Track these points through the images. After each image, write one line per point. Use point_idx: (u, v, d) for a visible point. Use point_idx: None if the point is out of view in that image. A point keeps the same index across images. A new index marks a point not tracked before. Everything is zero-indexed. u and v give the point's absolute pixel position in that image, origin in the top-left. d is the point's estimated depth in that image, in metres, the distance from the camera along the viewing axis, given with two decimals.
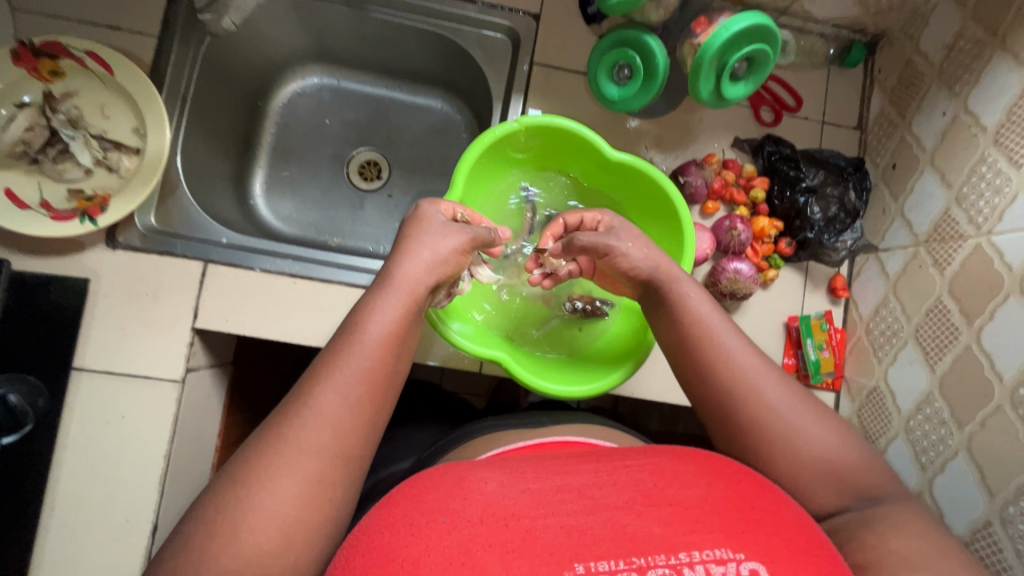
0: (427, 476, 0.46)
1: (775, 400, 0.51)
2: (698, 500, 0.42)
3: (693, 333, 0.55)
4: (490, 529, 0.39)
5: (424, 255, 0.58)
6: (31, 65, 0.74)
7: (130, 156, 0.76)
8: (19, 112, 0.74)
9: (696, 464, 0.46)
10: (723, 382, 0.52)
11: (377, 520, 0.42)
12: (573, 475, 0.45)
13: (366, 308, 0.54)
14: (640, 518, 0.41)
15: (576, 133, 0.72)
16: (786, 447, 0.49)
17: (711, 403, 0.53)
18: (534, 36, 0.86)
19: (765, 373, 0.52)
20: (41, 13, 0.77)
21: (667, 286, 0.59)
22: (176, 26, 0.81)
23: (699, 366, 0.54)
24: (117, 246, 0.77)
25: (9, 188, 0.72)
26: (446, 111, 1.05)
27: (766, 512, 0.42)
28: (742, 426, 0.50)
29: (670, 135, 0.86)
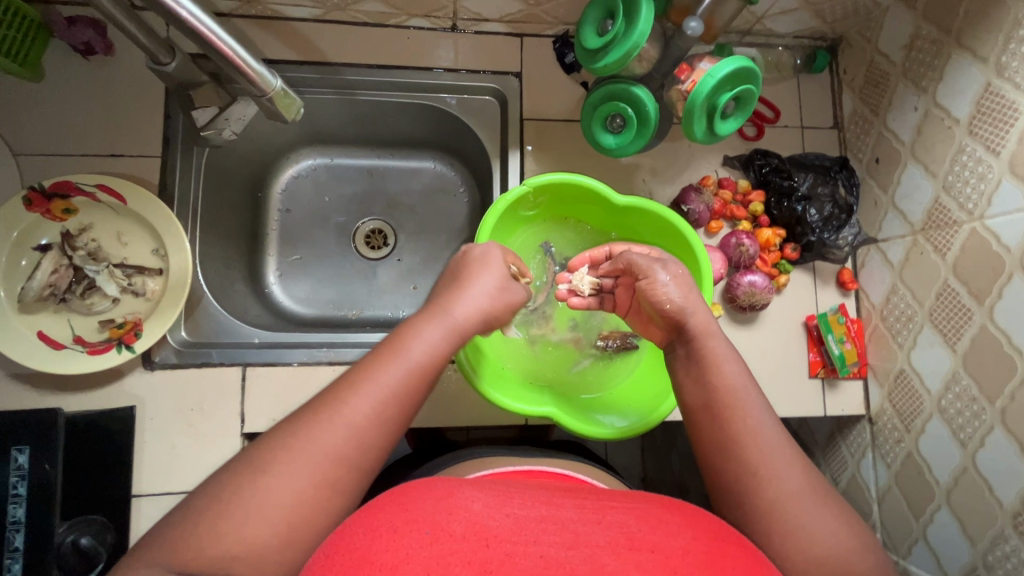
0: (418, 487, 0.46)
1: (790, 484, 0.52)
2: (678, 551, 0.40)
3: (723, 399, 0.57)
4: (472, 546, 0.39)
5: (473, 296, 0.60)
6: (44, 208, 0.75)
7: (154, 277, 0.78)
8: (41, 255, 0.75)
9: (680, 518, 0.45)
10: (744, 453, 0.54)
11: (359, 524, 0.42)
12: (561, 510, 0.46)
13: (415, 337, 0.55)
14: (620, 560, 0.39)
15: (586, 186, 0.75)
16: (794, 534, 0.49)
17: (730, 471, 0.54)
18: (520, 93, 0.90)
19: (785, 456, 0.53)
20: (43, 154, 0.79)
21: (699, 341, 0.62)
22: (176, 142, 0.83)
23: (723, 440, 0.55)
24: (154, 367, 0.78)
25: (42, 331, 0.73)
26: (440, 170, 1.08)
27: (743, 570, 0.40)
28: (757, 503, 0.51)
29: (663, 164, 0.90)
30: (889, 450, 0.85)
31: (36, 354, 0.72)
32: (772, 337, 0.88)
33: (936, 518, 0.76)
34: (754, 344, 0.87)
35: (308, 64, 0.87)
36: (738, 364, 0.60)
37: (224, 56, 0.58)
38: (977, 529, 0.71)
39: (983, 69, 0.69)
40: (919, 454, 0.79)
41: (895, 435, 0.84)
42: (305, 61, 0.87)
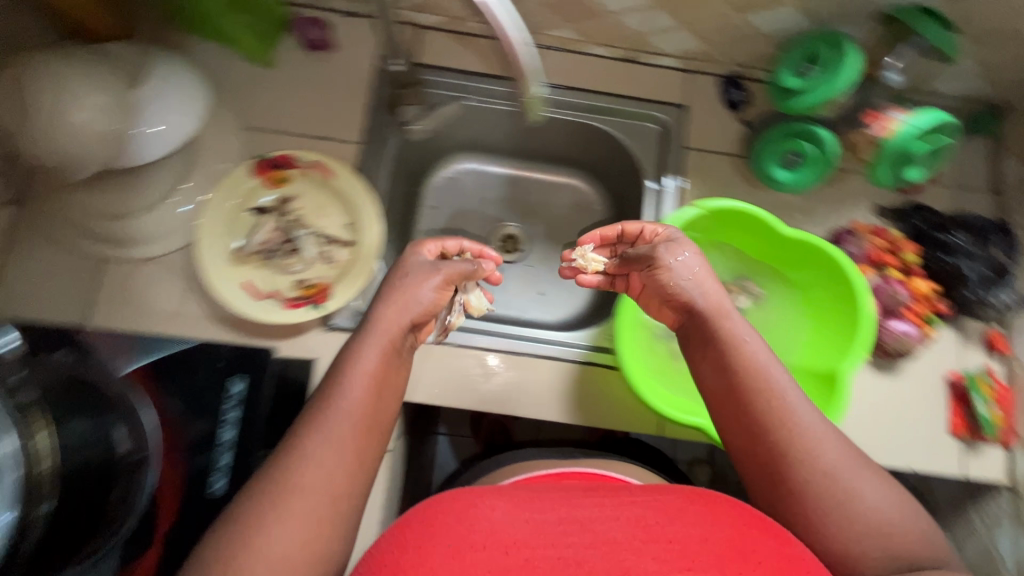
0: (443, 499, 0.52)
1: (831, 459, 0.54)
2: (698, 541, 0.46)
3: (742, 383, 0.59)
4: (492, 554, 0.45)
5: (397, 297, 0.67)
6: (265, 175, 0.87)
7: (345, 248, 0.87)
8: (261, 219, 0.87)
9: (701, 506, 0.51)
10: (779, 434, 0.56)
11: (391, 542, 0.48)
12: (578, 508, 0.51)
13: (350, 364, 0.61)
14: (639, 555, 0.45)
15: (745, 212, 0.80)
16: (845, 513, 0.52)
17: (765, 452, 0.56)
18: (685, 123, 0.96)
19: (817, 426, 0.56)
20: (267, 130, 0.90)
21: (714, 321, 0.63)
22: (374, 132, 0.92)
23: (752, 428, 0.57)
24: (331, 327, 0.82)
25: (250, 281, 0.83)
26: (580, 188, 1.13)
27: (764, 555, 0.46)
28: (793, 489, 0.54)
29: (815, 205, 0.93)
30: None
31: (242, 300, 0.81)
32: (913, 387, 0.88)
33: None
34: (894, 393, 0.87)
35: (495, 77, 0.96)
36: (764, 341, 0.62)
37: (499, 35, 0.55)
38: None
39: None
40: None
41: None
42: (493, 73, 0.96)
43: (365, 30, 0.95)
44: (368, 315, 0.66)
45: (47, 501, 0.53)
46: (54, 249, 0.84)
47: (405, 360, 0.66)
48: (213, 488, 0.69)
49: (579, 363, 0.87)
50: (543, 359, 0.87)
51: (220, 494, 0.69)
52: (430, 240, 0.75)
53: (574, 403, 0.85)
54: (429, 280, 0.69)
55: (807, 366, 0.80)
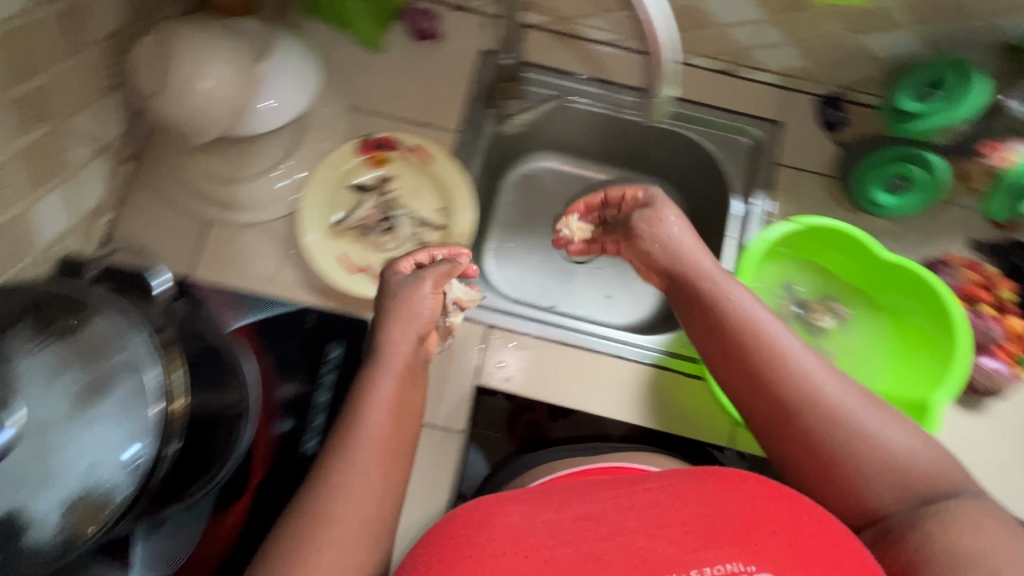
0: (466, 510, 0.53)
1: (834, 398, 0.59)
2: (709, 519, 0.48)
3: (732, 341, 0.64)
4: (513, 561, 0.46)
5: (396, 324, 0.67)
6: (368, 155, 0.90)
7: (436, 232, 0.89)
8: (362, 196, 0.90)
9: (712, 483, 0.52)
10: (782, 386, 0.61)
11: (417, 561, 0.50)
12: (588, 502, 0.52)
13: (370, 394, 0.62)
14: (653, 540, 0.48)
15: (844, 233, 0.79)
16: (856, 449, 0.57)
17: (772, 403, 0.61)
18: (779, 139, 0.95)
19: (816, 369, 0.61)
20: (371, 112, 0.94)
21: (700, 283, 0.69)
22: (472, 123, 0.95)
23: (749, 382, 0.63)
24: None
25: (345, 254, 0.86)
26: (663, 197, 1.07)
27: (777, 521, 0.48)
28: (801, 435, 0.59)
29: (906, 232, 0.92)
30: None
31: (337, 271, 0.84)
32: (997, 429, 0.85)
33: None
34: (977, 432, 0.85)
35: (593, 78, 0.98)
36: (749, 297, 0.67)
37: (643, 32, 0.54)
38: None
39: None
40: None
41: None
42: (591, 74, 0.98)
43: (473, 24, 0.98)
44: (378, 342, 0.67)
45: (175, 441, 0.59)
46: (166, 204, 0.91)
47: (420, 374, 0.68)
48: (305, 447, 0.75)
49: (650, 366, 0.89)
50: (614, 359, 0.90)
51: (312, 452, 0.75)
52: (403, 257, 0.75)
53: (643, 405, 0.87)
54: (423, 293, 0.69)
55: (893, 394, 0.77)
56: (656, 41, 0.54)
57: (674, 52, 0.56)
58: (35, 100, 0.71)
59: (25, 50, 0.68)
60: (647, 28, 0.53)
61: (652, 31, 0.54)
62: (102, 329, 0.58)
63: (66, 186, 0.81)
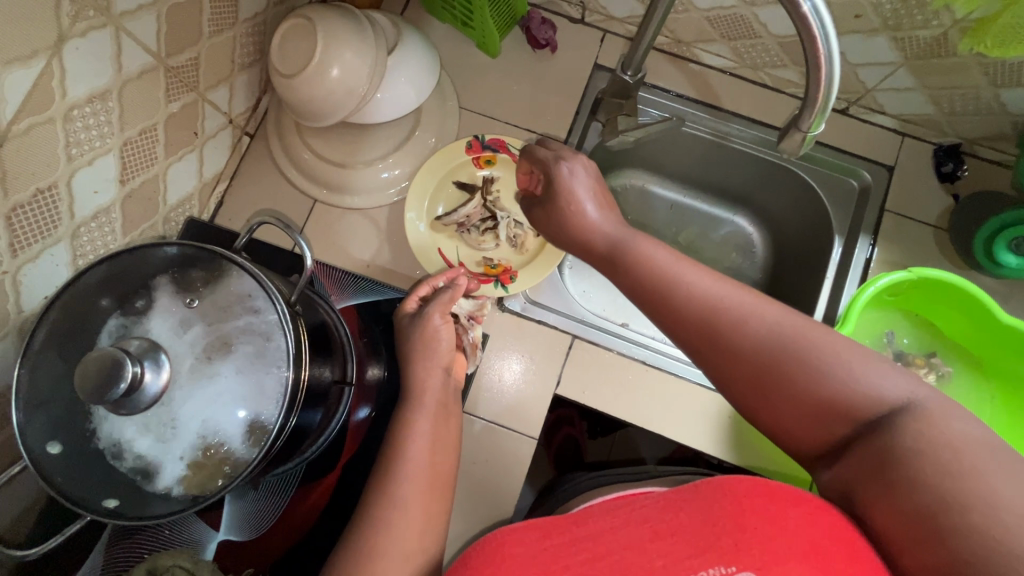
0: (482, 546, 0.50)
1: (762, 330, 0.51)
2: (697, 526, 0.46)
3: (645, 291, 0.58)
4: None
5: (426, 364, 0.72)
6: (476, 155, 0.92)
7: (533, 238, 0.90)
8: (466, 194, 0.92)
9: (700, 491, 0.50)
10: (697, 327, 0.54)
11: None
12: (588, 523, 0.50)
13: (408, 427, 0.64)
14: (645, 555, 0.46)
15: (955, 284, 0.76)
16: (798, 376, 0.48)
17: (703, 344, 0.54)
18: (886, 186, 0.94)
19: (734, 297, 0.53)
20: (481, 115, 0.97)
21: (615, 238, 0.65)
22: (576, 134, 0.97)
23: (672, 331, 0.56)
24: (504, 309, 0.90)
25: (443, 249, 0.89)
26: (741, 228, 1.11)
27: (764, 520, 0.45)
28: (741, 380, 0.51)
29: (1019, 297, 0.89)
30: None
31: (436, 265, 0.87)
32: None
33: None
34: None
35: (702, 103, 0.98)
36: (656, 244, 0.62)
37: (811, 68, 0.53)
38: None
39: None
40: None
41: None
42: (700, 100, 0.98)
43: (589, 38, 0.99)
44: (409, 381, 0.71)
45: (295, 413, 0.60)
46: (277, 180, 0.94)
47: (452, 408, 0.71)
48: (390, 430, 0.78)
49: None
50: (699, 387, 0.88)
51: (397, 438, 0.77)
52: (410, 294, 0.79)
53: (721, 439, 0.86)
54: (432, 328, 0.74)
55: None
56: (823, 76, 0.53)
57: (833, 96, 0.55)
58: (182, 73, 0.75)
59: (178, 25, 0.72)
60: (820, 62, 0.52)
61: (822, 66, 0.52)
62: (241, 290, 0.60)
63: (197, 153, 0.85)
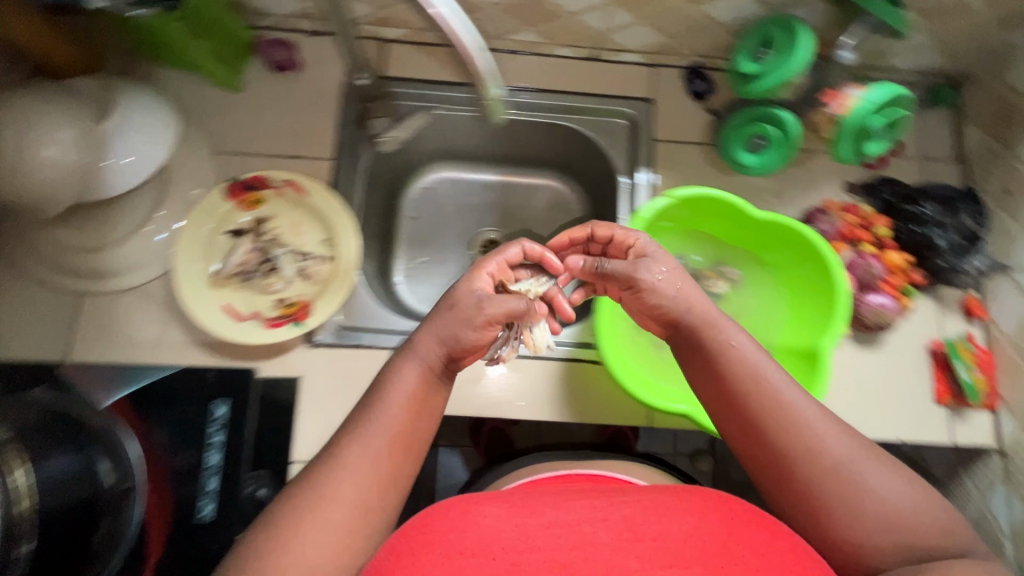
0: (440, 508, 0.53)
1: (845, 455, 0.54)
2: (682, 539, 0.48)
3: (738, 391, 0.59)
4: (478, 561, 0.46)
5: (414, 366, 0.63)
6: (238, 197, 0.87)
7: (323, 264, 0.87)
8: (237, 241, 0.86)
9: (685, 502, 0.53)
10: (786, 437, 0.56)
11: (389, 549, 0.50)
12: (566, 510, 0.52)
13: (390, 380, 0.62)
14: (623, 553, 0.47)
15: (716, 198, 0.80)
16: (840, 493, 0.52)
17: (784, 453, 0.55)
18: (651, 116, 0.97)
19: (820, 416, 0.56)
20: (240, 154, 0.91)
21: (701, 330, 0.64)
22: (347, 146, 0.93)
23: (752, 431, 0.58)
24: (315, 344, 0.85)
25: (230, 304, 0.83)
26: (557, 188, 1.15)
27: (749, 547, 0.47)
28: (804, 493, 0.54)
29: (787, 186, 0.95)
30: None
31: (223, 323, 0.81)
32: (895, 361, 0.89)
33: None
34: (877, 366, 0.88)
35: (464, 85, 0.98)
36: (745, 335, 0.63)
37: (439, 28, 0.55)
38: None
39: None
40: None
41: None
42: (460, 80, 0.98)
43: (332, 48, 0.96)
44: (409, 340, 0.66)
45: (27, 542, 0.60)
46: (32, 284, 0.84)
47: (443, 386, 0.65)
48: (200, 514, 0.70)
49: (563, 360, 0.88)
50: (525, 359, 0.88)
51: (210, 519, 0.70)
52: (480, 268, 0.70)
53: (567, 401, 0.87)
54: (470, 320, 0.65)
55: (788, 345, 0.81)
56: (452, 34, 0.55)
57: (480, 50, 0.57)
58: None
59: None
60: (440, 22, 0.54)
61: (452, 31, 0.55)
62: None
63: None
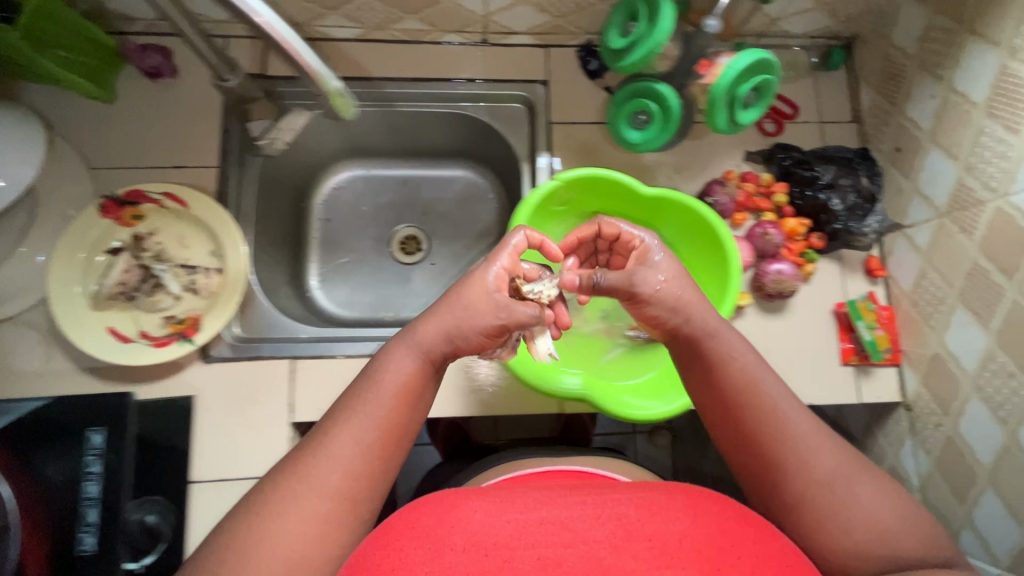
0: (424, 503, 0.52)
1: (831, 471, 0.54)
2: (676, 537, 0.46)
3: (734, 398, 0.59)
4: (470, 557, 0.45)
5: (390, 378, 0.58)
6: (116, 214, 0.83)
7: (212, 276, 0.84)
8: (114, 258, 0.82)
9: (682, 501, 0.51)
10: (780, 449, 0.55)
11: (375, 543, 0.47)
12: (560, 507, 0.51)
13: (382, 366, 0.59)
14: (617, 553, 0.45)
15: (608, 179, 0.79)
16: (825, 506, 0.52)
17: (776, 463, 0.55)
18: (547, 99, 0.95)
19: (811, 431, 0.56)
20: (119, 168, 0.87)
21: (701, 339, 0.63)
22: (233, 153, 0.91)
23: (746, 439, 0.57)
24: (211, 360, 0.83)
25: (114, 327, 0.80)
26: (471, 179, 1.13)
27: (744, 549, 0.46)
28: (789, 501, 0.54)
29: (687, 160, 0.94)
30: (928, 435, 0.84)
31: (107, 346, 0.78)
32: (800, 327, 0.89)
33: (981, 501, 0.75)
34: (783, 333, 0.88)
35: (350, 79, 0.94)
36: (743, 342, 0.62)
37: (262, 31, 0.57)
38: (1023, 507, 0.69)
39: (997, 53, 0.72)
40: (960, 438, 0.79)
41: (933, 419, 0.83)
42: (347, 75, 0.94)
43: None
44: (406, 328, 0.62)
45: None
46: None
47: (432, 385, 0.62)
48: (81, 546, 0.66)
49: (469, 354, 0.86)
50: None
51: (92, 552, 0.66)
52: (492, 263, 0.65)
53: (474, 394, 0.86)
54: (474, 323, 0.61)
55: None
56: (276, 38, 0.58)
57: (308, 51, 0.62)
58: None
59: None
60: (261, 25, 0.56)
61: (275, 34, 0.58)
62: None
63: None
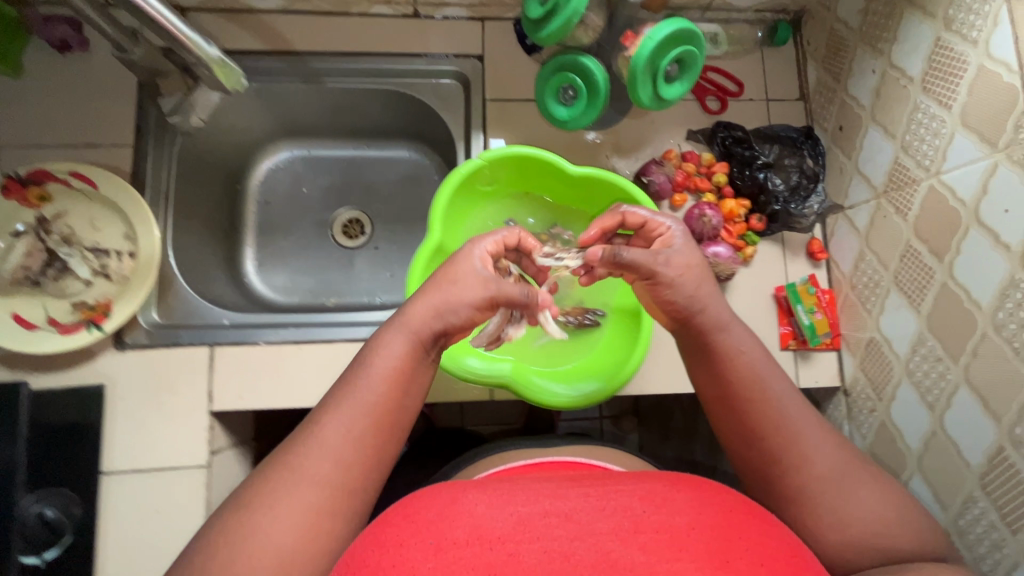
0: (419, 496, 0.46)
1: (829, 469, 0.54)
2: (685, 529, 0.41)
3: (740, 391, 0.58)
4: (475, 550, 0.39)
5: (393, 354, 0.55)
6: (20, 194, 0.79)
7: (125, 260, 0.80)
8: (16, 241, 0.78)
9: (689, 492, 0.45)
10: (783, 444, 0.55)
11: (368, 540, 0.41)
12: (564, 498, 0.45)
13: (375, 346, 0.56)
14: (625, 544, 0.40)
15: (537, 157, 0.76)
16: (825, 501, 0.52)
17: (778, 458, 0.55)
18: (482, 75, 0.91)
19: (813, 428, 0.56)
20: (26, 147, 0.83)
21: (710, 333, 0.61)
22: (149, 130, 0.86)
23: (749, 434, 0.57)
24: (125, 347, 0.79)
25: (18, 314, 0.76)
26: (416, 159, 1.09)
27: (755, 541, 0.41)
28: (788, 493, 0.54)
29: (627, 140, 0.91)
30: (864, 421, 0.83)
31: (7, 334, 0.74)
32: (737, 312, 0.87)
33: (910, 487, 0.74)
34: None
35: (274, 53, 0.90)
36: (749, 336, 0.61)
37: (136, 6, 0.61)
38: (947, 493, 0.68)
39: (932, 25, 0.69)
40: (892, 423, 0.77)
41: (869, 404, 0.82)
42: (271, 49, 0.90)
43: None
44: (399, 309, 0.59)
45: None
46: None
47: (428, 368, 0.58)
48: None
49: None
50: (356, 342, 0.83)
51: None
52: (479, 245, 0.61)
53: None
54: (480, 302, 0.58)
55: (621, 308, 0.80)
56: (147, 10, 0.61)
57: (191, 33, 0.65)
58: None
59: None
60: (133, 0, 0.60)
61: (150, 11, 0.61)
62: None
63: None
